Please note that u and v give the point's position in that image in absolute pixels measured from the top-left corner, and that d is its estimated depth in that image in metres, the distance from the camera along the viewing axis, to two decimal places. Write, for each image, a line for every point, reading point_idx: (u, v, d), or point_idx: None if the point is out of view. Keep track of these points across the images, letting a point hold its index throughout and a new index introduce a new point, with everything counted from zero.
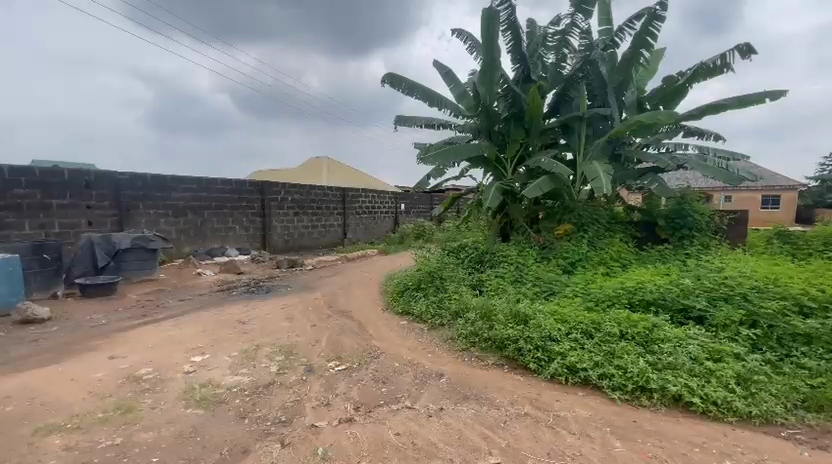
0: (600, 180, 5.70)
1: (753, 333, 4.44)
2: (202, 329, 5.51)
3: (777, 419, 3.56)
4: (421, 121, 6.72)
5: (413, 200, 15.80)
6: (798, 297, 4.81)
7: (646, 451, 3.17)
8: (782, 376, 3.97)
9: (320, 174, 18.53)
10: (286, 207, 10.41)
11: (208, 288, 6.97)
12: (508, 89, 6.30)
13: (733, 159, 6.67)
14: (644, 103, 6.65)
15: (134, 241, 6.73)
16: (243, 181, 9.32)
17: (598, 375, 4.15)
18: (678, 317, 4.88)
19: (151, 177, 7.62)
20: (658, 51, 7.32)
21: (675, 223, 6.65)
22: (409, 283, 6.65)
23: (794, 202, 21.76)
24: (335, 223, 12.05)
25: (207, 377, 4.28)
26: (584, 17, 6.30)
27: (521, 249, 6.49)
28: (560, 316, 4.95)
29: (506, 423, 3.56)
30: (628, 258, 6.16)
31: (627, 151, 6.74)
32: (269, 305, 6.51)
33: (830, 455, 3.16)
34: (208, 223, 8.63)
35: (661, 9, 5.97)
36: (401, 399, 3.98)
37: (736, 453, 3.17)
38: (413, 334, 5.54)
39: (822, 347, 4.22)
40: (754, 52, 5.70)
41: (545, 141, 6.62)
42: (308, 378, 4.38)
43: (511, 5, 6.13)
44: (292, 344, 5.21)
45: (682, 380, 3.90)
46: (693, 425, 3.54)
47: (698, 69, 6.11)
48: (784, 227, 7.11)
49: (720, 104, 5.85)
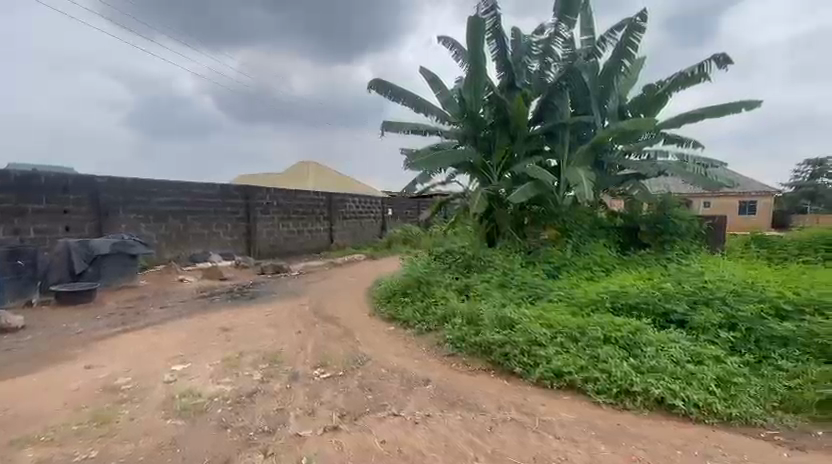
0: (584, 186, 5.81)
1: (732, 336, 4.55)
2: (183, 337, 5.39)
3: (757, 421, 3.65)
4: (408, 127, 6.74)
5: (400, 205, 15.79)
6: (774, 300, 4.95)
7: (629, 454, 3.21)
8: (761, 378, 4.07)
9: (307, 180, 18.26)
10: (271, 212, 10.31)
11: (190, 294, 6.85)
12: (493, 96, 6.38)
13: (711, 166, 6.86)
14: (626, 111, 6.81)
15: (114, 246, 6.65)
16: (226, 185, 9.20)
17: (583, 379, 4.20)
18: (660, 320, 4.97)
19: (132, 181, 7.46)
20: (639, 61, 7.52)
21: (656, 228, 6.80)
22: (397, 289, 6.63)
23: (770, 208, 22.35)
24: (322, 227, 11.97)
25: (188, 386, 4.19)
26: (567, 26, 6.45)
27: (507, 255, 6.55)
28: (545, 320, 4.99)
29: (492, 428, 3.57)
30: (612, 262, 6.26)
31: (610, 157, 6.87)
32: (254, 311, 6.42)
33: (809, 455, 3.25)
34: (190, 228, 8.49)
35: (641, 19, 6.17)
36: (387, 406, 3.95)
37: (718, 454, 3.23)
38: (400, 340, 5.52)
39: (799, 348, 4.34)
40: (730, 63, 5.89)
41: (531, 148, 6.72)
42: (292, 386, 4.32)
43: (496, 13, 6.24)
44: (276, 351, 5.13)
45: (664, 383, 3.97)
46: (676, 428, 3.59)
47: (677, 79, 6.30)
48: (761, 232, 7.32)
49: (698, 112, 6.03)
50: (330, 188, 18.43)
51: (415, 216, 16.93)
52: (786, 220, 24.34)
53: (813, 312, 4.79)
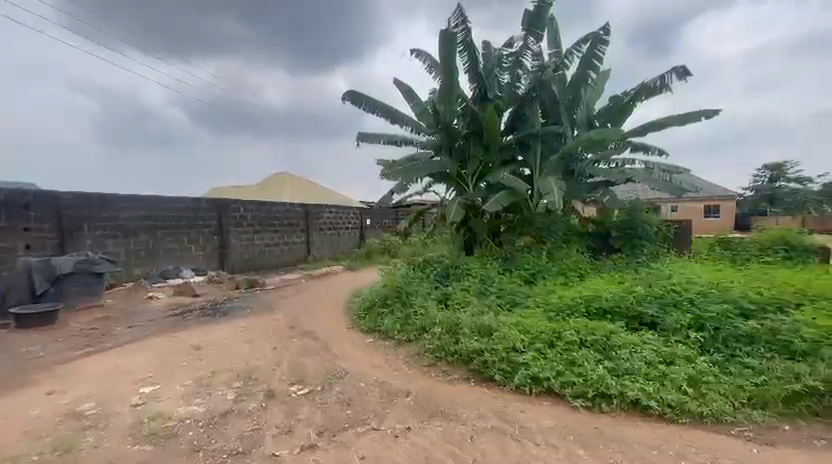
0: (555, 195, 5.95)
1: (701, 336, 4.71)
2: (152, 357, 5.19)
3: (726, 418, 3.77)
4: (383, 138, 6.77)
5: (377, 215, 15.74)
6: (738, 300, 5.16)
7: (607, 457, 3.26)
8: (729, 376, 4.21)
9: (282, 192, 18.00)
10: (246, 225, 10.09)
11: (160, 312, 6.61)
12: (466, 108, 6.50)
13: (676, 172, 7.15)
14: (594, 121, 7.06)
15: (78, 265, 6.35)
16: (198, 198, 8.97)
17: (561, 384, 4.26)
18: (633, 323, 5.10)
19: (97, 196, 7.18)
20: (604, 73, 7.82)
21: (626, 233, 7.03)
22: (375, 300, 6.59)
23: (732, 211, 23.46)
24: (298, 239, 11.80)
25: (157, 409, 4.02)
26: (535, 40, 6.66)
27: (484, 263, 6.62)
28: (523, 326, 5.05)
29: (473, 438, 3.57)
30: (585, 267, 6.42)
31: (580, 166, 7.06)
32: (228, 328, 6.24)
33: (776, 451, 3.38)
34: (160, 244, 8.22)
35: (605, 34, 6.45)
36: (367, 421, 3.90)
37: (691, 453, 3.32)
38: (381, 351, 5.48)
39: (764, 346, 4.52)
40: (689, 75, 6.20)
41: (504, 157, 6.85)
42: (268, 404, 4.21)
43: (467, 27, 6.39)
44: (251, 368, 5.00)
45: (638, 385, 4.07)
46: (651, 429, 3.68)
47: (640, 89, 6.58)
48: (725, 235, 7.65)
49: (661, 121, 6.30)
50: (306, 199, 18.20)
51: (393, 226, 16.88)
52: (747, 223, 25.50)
53: (775, 310, 5.02)
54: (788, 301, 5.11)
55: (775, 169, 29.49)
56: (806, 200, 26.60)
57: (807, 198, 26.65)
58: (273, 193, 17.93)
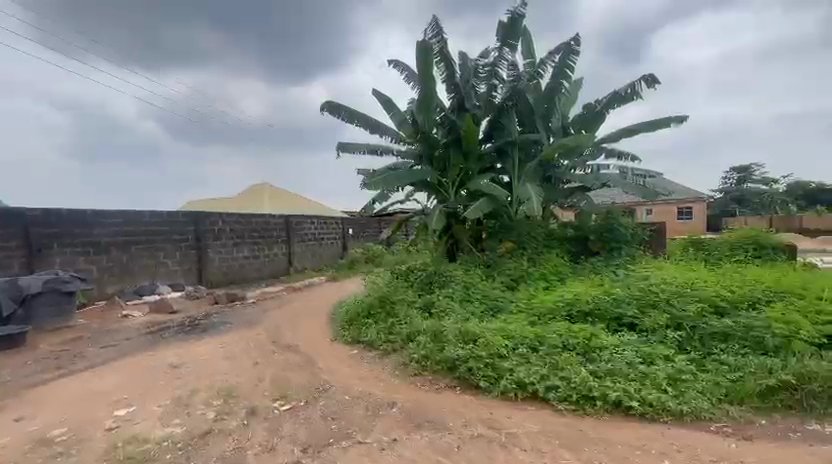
0: (533, 201, 6.06)
1: (678, 336, 4.84)
2: (128, 378, 5.00)
3: (706, 415, 3.87)
4: (363, 148, 6.77)
5: (360, 224, 15.66)
6: (712, 299, 5.33)
7: (591, 459, 3.30)
8: (707, 373, 4.33)
9: (263, 202, 17.75)
10: (224, 238, 9.90)
11: (136, 330, 6.39)
12: (445, 117, 6.59)
13: (649, 176, 7.38)
14: (568, 128, 7.23)
15: (47, 284, 6.06)
16: (174, 212, 8.75)
17: (545, 388, 4.30)
18: (613, 324, 5.20)
19: (68, 212, 6.95)
20: (577, 82, 8.05)
21: (604, 236, 7.21)
22: (359, 310, 6.53)
23: (704, 213, 24.26)
24: (279, 251, 11.63)
25: (133, 432, 3.87)
26: (509, 50, 6.82)
27: (467, 269, 6.66)
28: (506, 332, 5.09)
29: (460, 447, 3.56)
30: (565, 271, 6.53)
31: (557, 172, 7.21)
32: (208, 344, 6.08)
33: (754, 445, 3.48)
34: (135, 260, 7.99)
35: (576, 44, 6.67)
36: (352, 435, 3.84)
37: (673, 451, 3.40)
38: (366, 363, 5.43)
39: (738, 343, 4.66)
40: (658, 83, 6.45)
41: (483, 165, 6.95)
42: (250, 422, 4.11)
43: (443, 38, 6.53)
44: (232, 386, 4.87)
45: (620, 386, 4.14)
46: (634, 429, 3.75)
47: (612, 97, 6.81)
48: (697, 236, 7.92)
49: (633, 127, 6.52)
50: (287, 209, 18.00)
51: (376, 235, 16.81)
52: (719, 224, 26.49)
53: (746, 307, 5.21)
54: (758, 299, 5.31)
55: (742, 172, 30.93)
56: (774, 200, 27.77)
57: (774, 198, 27.83)
58: (254, 204, 17.67)
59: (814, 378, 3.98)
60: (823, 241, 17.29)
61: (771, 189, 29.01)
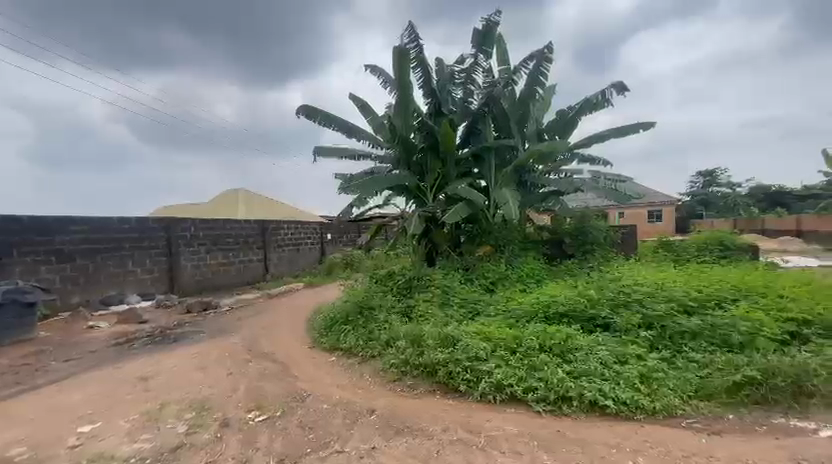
0: (511, 205, 6.16)
1: (650, 335, 4.98)
2: (94, 392, 4.78)
3: (677, 411, 4.00)
4: (341, 152, 6.73)
5: (338, 229, 15.47)
6: (681, 299, 5.51)
7: (569, 459, 3.35)
8: (677, 371, 4.47)
9: (238, 209, 17.28)
10: (197, 245, 9.61)
11: (103, 342, 6.12)
12: (422, 122, 6.63)
13: (620, 180, 7.62)
14: (543, 133, 7.39)
15: (5, 294, 5.73)
16: (143, 218, 8.44)
17: (524, 389, 4.34)
18: (589, 325, 5.30)
19: (29, 218, 6.62)
20: (550, 89, 8.25)
21: (578, 239, 7.41)
22: (337, 317, 6.45)
23: (673, 215, 25.18)
24: (255, 257, 11.38)
25: (98, 449, 3.69)
26: (485, 57, 6.94)
27: (446, 273, 6.69)
28: (485, 335, 5.11)
29: (439, 452, 3.55)
30: (541, 274, 6.64)
31: (533, 176, 7.34)
32: (180, 355, 5.87)
33: (723, 439, 3.61)
34: (101, 268, 7.66)
35: (549, 52, 6.82)
36: (330, 444, 3.78)
37: (646, 448, 3.48)
38: (345, 370, 5.36)
39: (705, 340, 4.83)
40: (627, 90, 6.67)
41: (460, 170, 7.02)
42: (223, 435, 3.98)
43: (419, 43, 6.58)
44: (205, 397, 4.71)
45: (596, 385, 4.23)
46: (609, 428, 3.83)
47: (584, 104, 7.00)
48: (666, 237, 8.21)
49: (605, 132, 6.71)
50: (263, 215, 17.60)
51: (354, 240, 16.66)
52: (687, 225, 27.57)
53: (713, 306, 5.41)
54: (724, 297, 5.53)
55: (707, 176, 32.50)
56: (737, 203, 29.04)
57: (738, 201, 29.06)
58: (228, 210, 17.20)
59: (777, 373, 4.16)
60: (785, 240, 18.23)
61: (734, 193, 30.34)
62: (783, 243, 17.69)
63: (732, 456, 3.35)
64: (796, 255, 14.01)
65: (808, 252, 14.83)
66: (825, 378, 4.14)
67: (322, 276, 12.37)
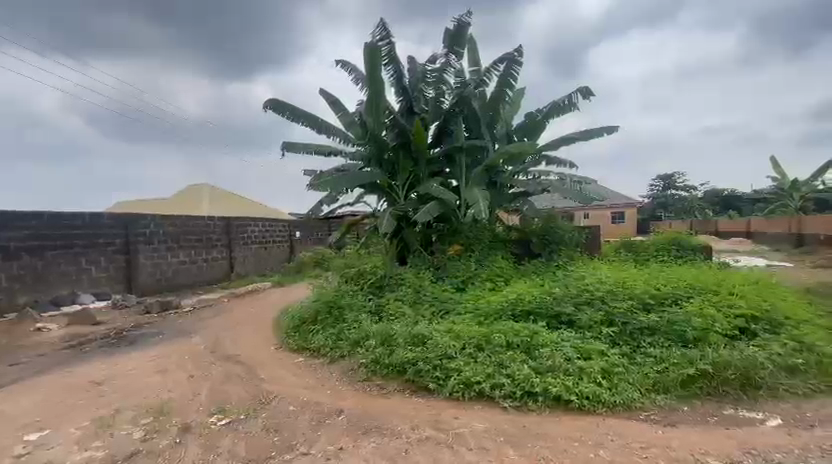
0: (480, 205, 6.24)
1: (612, 331, 5.14)
2: (41, 398, 4.48)
3: (636, 404, 4.17)
4: (310, 148, 6.60)
5: (308, 227, 15.18)
6: (641, 296, 5.73)
7: (535, 454, 3.43)
8: (637, 365, 4.65)
9: (200, 205, 16.64)
10: (157, 242, 9.18)
11: (53, 345, 5.75)
12: (394, 120, 6.63)
13: (585, 183, 7.87)
14: (512, 135, 7.52)
15: None
16: (99, 213, 7.98)
17: (491, 386, 4.39)
18: (554, 322, 5.44)
19: None
20: (520, 92, 8.39)
21: (545, 239, 7.59)
22: (306, 316, 6.33)
23: (635, 216, 26.25)
24: (220, 255, 11.00)
25: (44, 459, 3.46)
26: (456, 57, 6.99)
27: (416, 272, 6.69)
28: (454, 333, 5.13)
29: (407, 451, 3.54)
30: (509, 273, 6.75)
31: (502, 177, 7.46)
32: (140, 358, 5.60)
33: (678, 430, 3.79)
34: (52, 266, 7.19)
35: (519, 55, 6.93)
36: (296, 446, 3.69)
37: (607, 440, 3.61)
38: (313, 370, 5.26)
39: (662, 336, 5.04)
40: (592, 95, 6.87)
41: (432, 170, 7.07)
42: (183, 440, 3.81)
43: (391, 41, 6.58)
44: (164, 401, 4.51)
45: (560, 381, 4.33)
46: (573, 422, 3.94)
47: (552, 107, 7.17)
48: (628, 239, 8.54)
49: (571, 136, 6.89)
50: (228, 212, 17.02)
51: (325, 239, 16.41)
52: (646, 227, 28.79)
53: (669, 303, 5.65)
54: (680, 295, 5.78)
55: (666, 179, 34.18)
56: (692, 206, 30.56)
57: (692, 205, 30.56)
58: (190, 206, 16.54)
59: (728, 366, 4.40)
60: (737, 241, 19.34)
61: (689, 197, 31.92)
62: (735, 244, 18.77)
63: (686, 446, 3.52)
64: (750, 255, 14.94)
65: (758, 252, 16.08)
66: (771, 371, 4.41)
67: (290, 275, 12.10)
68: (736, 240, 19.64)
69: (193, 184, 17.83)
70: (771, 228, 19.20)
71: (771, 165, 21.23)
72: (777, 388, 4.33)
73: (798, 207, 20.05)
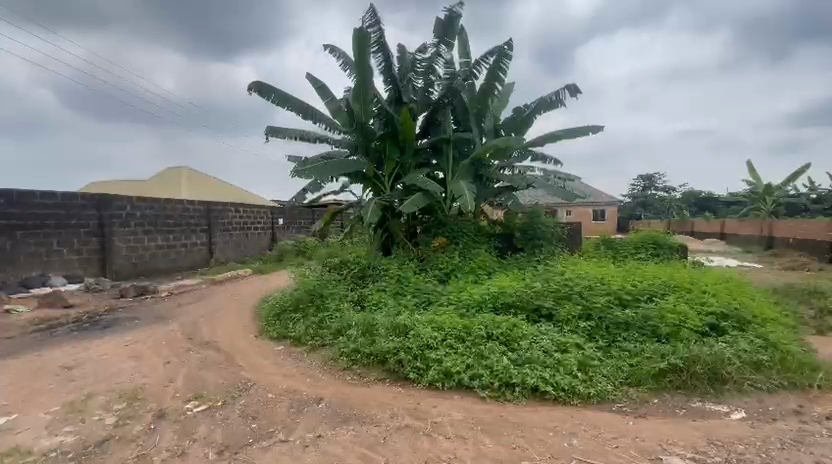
0: (466, 197, 6.26)
1: (589, 325, 5.25)
2: (7, 382, 4.32)
3: (609, 397, 4.28)
4: (295, 135, 6.45)
5: (292, 215, 14.97)
6: (618, 292, 5.85)
7: (510, 443, 3.50)
8: (611, 359, 4.78)
9: (178, 189, 16.13)
10: (133, 225, 8.90)
11: (21, 328, 5.55)
12: (381, 108, 6.56)
13: (569, 180, 7.92)
14: (499, 129, 7.52)
15: None
16: (72, 193, 7.67)
17: (470, 377, 4.44)
18: (534, 315, 5.52)
19: None
20: (508, 86, 8.38)
21: (527, 235, 7.66)
22: (288, 304, 6.27)
23: (615, 215, 26.82)
24: (199, 240, 10.77)
25: (10, 445, 3.35)
26: (446, 48, 6.95)
27: (399, 264, 6.70)
28: (436, 324, 5.16)
29: (386, 439, 3.57)
30: (491, 265, 6.81)
31: (488, 171, 7.49)
32: (113, 343, 5.45)
33: (647, 421, 3.92)
34: (20, 246, 6.91)
35: (509, 49, 6.92)
36: (274, 433, 3.68)
37: (580, 430, 3.71)
38: (294, 359, 5.23)
39: (637, 332, 5.18)
40: (579, 93, 6.92)
41: (419, 160, 7.05)
42: (157, 426, 3.74)
43: (381, 28, 6.54)
44: (137, 387, 4.41)
45: (537, 372, 4.41)
46: (548, 412, 4.04)
47: (539, 103, 7.20)
48: (607, 237, 8.73)
49: (557, 133, 6.93)
50: (208, 197, 16.53)
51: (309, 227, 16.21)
52: (626, 225, 29.45)
53: (646, 299, 5.80)
54: (657, 292, 5.93)
55: (645, 179, 35.20)
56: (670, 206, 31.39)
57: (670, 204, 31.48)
58: (168, 190, 16.02)
59: (698, 362, 4.56)
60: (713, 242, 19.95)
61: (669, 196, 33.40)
62: (711, 245, 19.37)
63: (655, 437, 3.64)
64: (727, 256, 15.43)
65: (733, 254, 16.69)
66: (738, 367, 4.59)
67: (271, 263, 11.93)
68: (710, 241, 20.30)
69: (173, 168, 17.32)
70: (743, 228, 19.89)
71: (747, 169, 21.89)
72: (743, 383, 4.50)
73: (770, 210, 20.79)
